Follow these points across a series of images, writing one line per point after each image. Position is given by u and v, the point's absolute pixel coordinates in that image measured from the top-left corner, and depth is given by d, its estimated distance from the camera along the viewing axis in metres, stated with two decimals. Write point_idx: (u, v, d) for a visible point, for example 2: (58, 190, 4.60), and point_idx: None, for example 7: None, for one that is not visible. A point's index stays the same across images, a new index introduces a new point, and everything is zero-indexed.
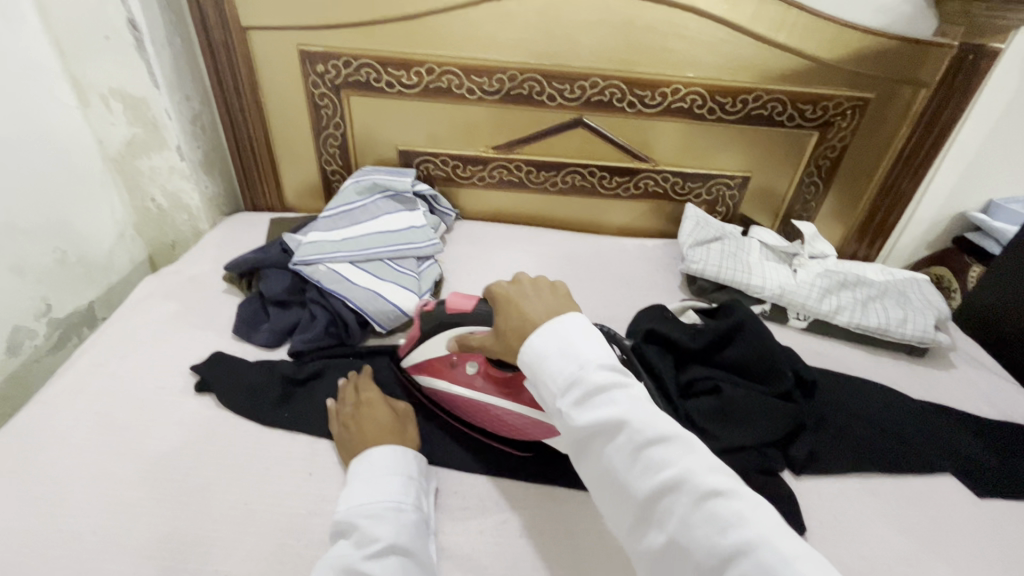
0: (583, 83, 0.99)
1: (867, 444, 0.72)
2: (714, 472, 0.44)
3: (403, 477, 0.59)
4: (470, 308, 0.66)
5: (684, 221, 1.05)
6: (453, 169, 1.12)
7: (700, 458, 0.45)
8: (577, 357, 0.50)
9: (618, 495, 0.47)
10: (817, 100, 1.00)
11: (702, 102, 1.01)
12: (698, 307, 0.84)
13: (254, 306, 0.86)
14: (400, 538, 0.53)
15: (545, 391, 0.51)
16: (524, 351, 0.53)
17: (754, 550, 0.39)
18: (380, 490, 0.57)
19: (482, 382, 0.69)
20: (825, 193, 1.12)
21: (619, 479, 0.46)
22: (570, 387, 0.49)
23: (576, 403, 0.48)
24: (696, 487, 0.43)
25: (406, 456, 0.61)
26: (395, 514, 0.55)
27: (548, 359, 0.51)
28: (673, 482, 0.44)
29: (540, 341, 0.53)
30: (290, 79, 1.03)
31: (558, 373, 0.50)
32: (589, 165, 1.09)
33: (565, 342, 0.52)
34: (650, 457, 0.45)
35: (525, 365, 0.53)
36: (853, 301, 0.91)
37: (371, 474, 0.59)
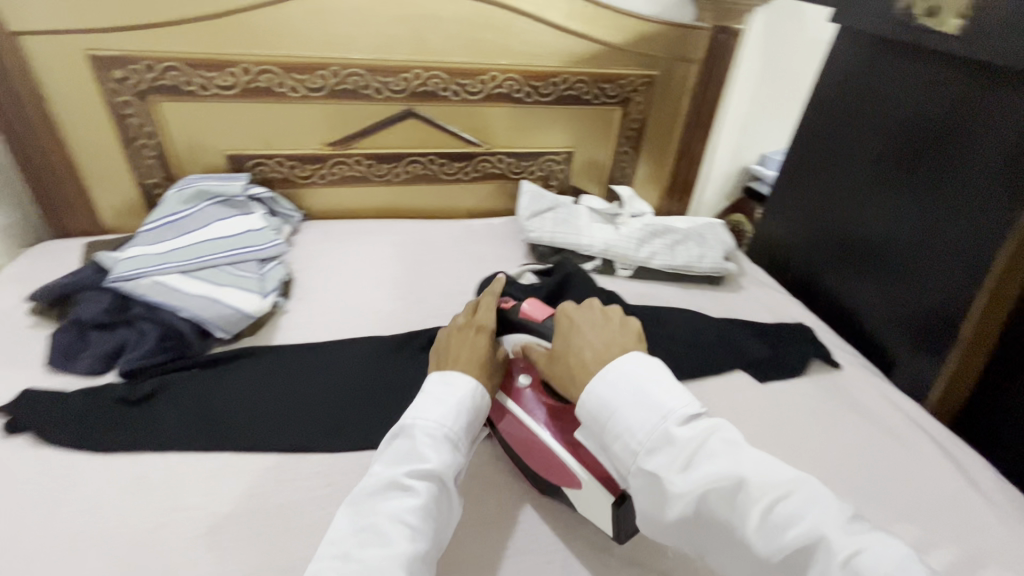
0: (406, 75, 1.04)
1: (677, 359, 0.86)
2: (842, 522, 0.44)
3: (465, 414, 0.59)
4: (538, 319, 0.68)
5: (521, 196, 1.14)
6: (290, 170, 1.10)
7: (821, 504, 0.45)
8: (655, 411, 0.51)
9: (734, 554, 0.46)
10: (613, 80, 1.15)
11: (518, 86, 1.11)
12: (534, 269, 0.93)
13: (71, 333, 0.78)
14: (445, 467, 0.54)
15: (631, 450, 0.51)
16: (594, 401, 0.54)
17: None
18: (446, 418, 0.58)
19: (530, 398, 0.66)
20: (638, 160, 1.28)
21: (736, 541, 0.45)
22: (659, 443, 0.49)
23: (674, 465, 0.48)
24: (832, 541, 0.42)
25: (478, 395, 0.61)
26: (446, 443, 0.56)
27: (622, 412, 0.52)
28: (806, 541, 0.43)
29: (611, 388, 0.54)
30: (83, 88, 0.94)
31: (640, 431, 0.50)
32: (427, 153, 1.14)
33: (640, 394, 0.52)
34: (773, 515, 0.44)
35: (594, 413, 0.54)
36: (663, 247, 1.07)
37: (438, 398, 0.59)
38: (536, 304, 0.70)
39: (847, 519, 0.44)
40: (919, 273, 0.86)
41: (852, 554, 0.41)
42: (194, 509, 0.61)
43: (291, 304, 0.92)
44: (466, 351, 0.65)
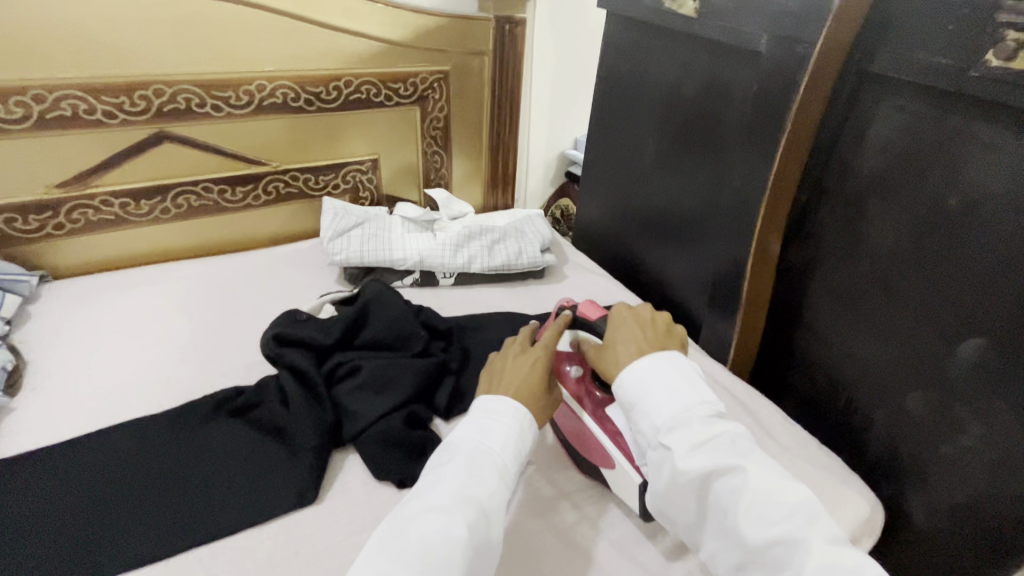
0: (143, 92, 0.87)
1: None
2: (829, 528, 0.47)
3: (513, 435, 0.54)
4: (595, 317, 0.66)
5: (322, 216, 1.04)
6: (8, 224, 0.87)
7: (813, 514, 0.47)
8: (680, 398, 0.53)
9: (724, 537, 0.49)
10: (404, 78, 1.07)
11: (294, 95, 0.98)
12: (333, 299, 0.83)
13: None
14: (489, 495, 0.49)
15: (649, 427, 0.54)
16: (632, 380, 0.56)
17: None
18: (489, 440, 0.53)
19: (579, 392, 0.66)
20: (451, 159, 1.23)
21: (728, 527, 0.48)
22: (675, 427, 0.52)
23: (687, 446, 0.51)
24: (814, 548, 0.45)
25: (521, 417, 0.56)
26: (493, 468, 0.51)
27: (651, 392, 0.54)
28: (792, 539, 0.46)
29: (648, 371, 0.56)
30: None
31: (666, 411, 0.53)
32: (198, 181, 0.98)
33: (669, 381, 0.55)
34: (765, 509, 0.47)
35: (629, 394, 0.56)
36: (481, 249, 1.03)
37: (480, 419, 0.55)
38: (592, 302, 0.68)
39: (834, 533, 0.47)
40: (708, 239, 0.91)
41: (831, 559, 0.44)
42: None
43: (18, 400, 0.72)
44: (519, 373, 0.60)
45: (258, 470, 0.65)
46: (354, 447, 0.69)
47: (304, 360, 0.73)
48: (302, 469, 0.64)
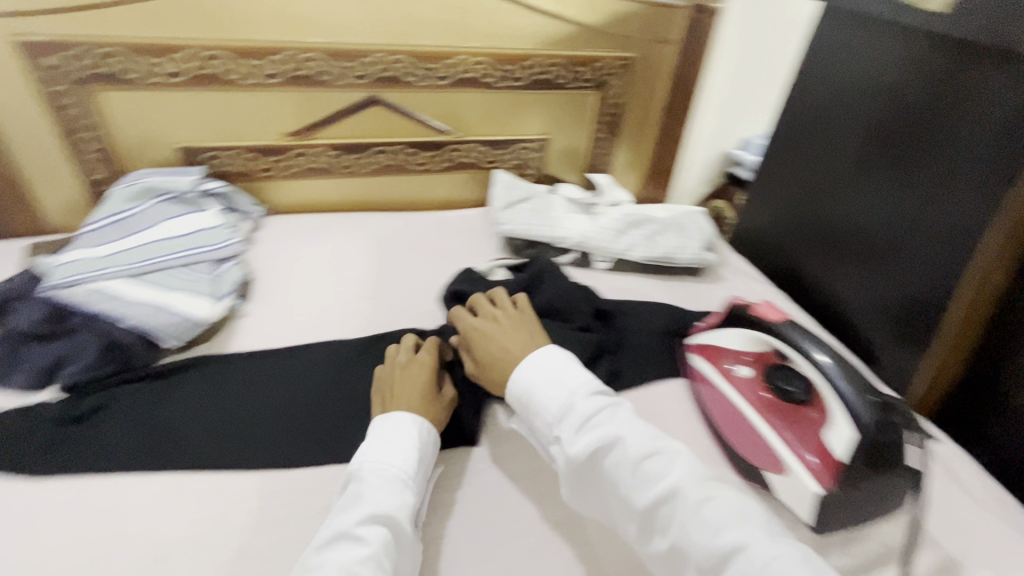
0: (367, 59, 0.98)
1: (652, 359, 0.83)
2: (703, 479, 0.52)
3: (416, 451, 0.60)
4: (772, 318, 0.68)
5: (493, 185, 1.10)
6: (248, 163, 1.04)
7: (686, 464, 0.53)
8: (567, 388, 0.61)
9: (621, 509, 0.54)
10: (589, 62, 1.09)
11: (488, 71, 1.05)
12: (507, 265, 0.89)
13: (4, 345, 0.72)
14: (397, 509, 0.53)
15: (539, 419, 0.61)
16: (518, 384, 0.63)
17: (744, 549, 0.46)
18: (394, 458, 0.58)
19: (746, 389, 0.71)
20: (615, 146, 1.24)
21: (622, 497, 0.53)
22: (566, 414, 0.59)
23: (573, 428, 0.57)
24: (686, 492, 0.50)
25: (422, 428, 0.62)
26: (397, 485, 0.56)
27: (539, 389, 0.62)
28: (670, 493, 0.51)
29: (527, 374, 0.63)
30: (11, 77, 0.87)
31: (553, 404, 0.60)
32: (394, 143, 1.08)
33: (551, 375, 0.62)
34: (647, 470, 0.52)
35: (517, 398, 0.63)
36: (643, 237, 1.04)
37: (383, 437, 0.60)
38: (766, 304, 0.71)
39: (708, 479, 0.52)
40: (900, 262, 0.84)
41: (704, 502, 0.49)
42: (141, 537, 0.57)
43: (249, 307, 0.86)
44: (405, 387, 0.66)
45: None
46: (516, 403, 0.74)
47: None
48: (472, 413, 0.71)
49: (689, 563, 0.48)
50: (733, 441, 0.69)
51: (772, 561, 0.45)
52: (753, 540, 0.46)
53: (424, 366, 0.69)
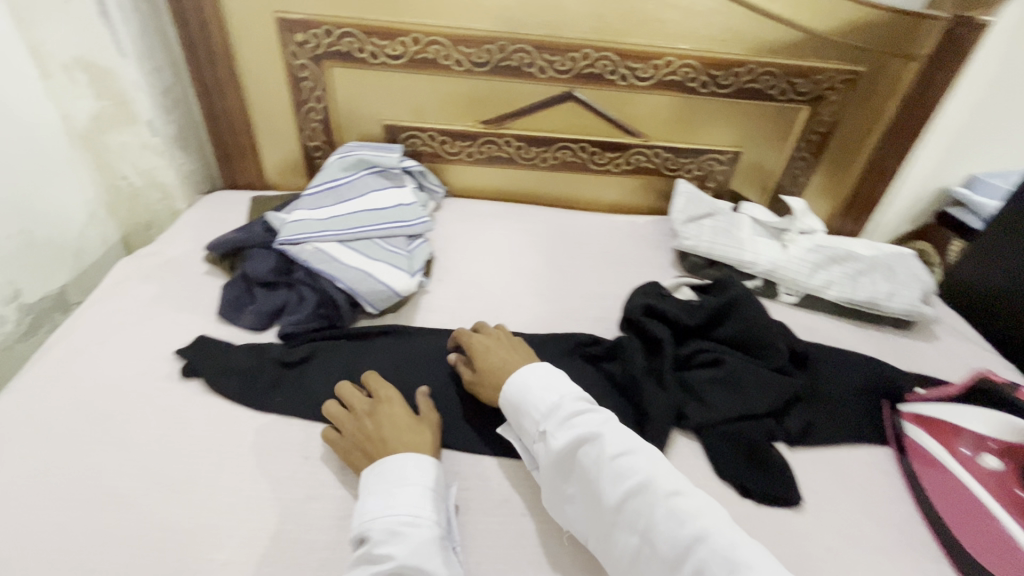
0: (574, 54, 0.96)
1: (854, 417, 0.73)
2: (674, 479, 0.55)
3: (420, 489, 0.57)
4: None
5: (675, 196, 1.04)
6: (441, 145, 1.09)
7: (661, 468, 0.55)
8: (557, 390, 0.63)
9: (593, 509, 0.55)
10: (809, 74, 0.99)
11: (694, 74, 0.99)
12: (692, 284, 0.86)
13: (239, 287, 0.83)
14: (413, 554, 0.51)
15: (524, 416, 0.63)
16: (508, 387, 0.66)
17: (708, 540, 0.48)
18: (389, 506, 0.55)
19: (994, 484, 0.64)
20: (814, 168, 1.12)
21: (594, 492, 0.55)
22: (552, 411, 0.61)
23: (555, 423, 0.60)
24: (658, 489, 0.53)
25: (425, 468, 0.59)
26: (409, 531, 0.53)
27: (532, 389, 0.64)
28: (643, 487, 0.53)
29: (520, 379, 0.66)
30: (266, 50, 0.97)
31: (541, 402, 0.62)
32: (579, 140, 1.07)
33: (543, 379, 0.65)
34: (623, 466, 0.55)
35: (510, 399, 0.65)
36: (843, 276, 0.93)
37: (387, 484, 0.57)
38: None
39: (679, 484, 0.54)
40: None
41: (672, 497, 0.52)
42: (342, 488, 0.62)
43: (432, 285, 0.90)
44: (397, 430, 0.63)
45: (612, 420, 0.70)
46: (696, 435, 0.69)
47: (665, 334, 0.75)
48: (656, 437, 0.66)
49: (655, 556, 0.50)
50: (957, 528, 0.62)
51: (744, 561, 0.47)
52: (717, 538, 0.49)
53: (394, 406, 0.66)
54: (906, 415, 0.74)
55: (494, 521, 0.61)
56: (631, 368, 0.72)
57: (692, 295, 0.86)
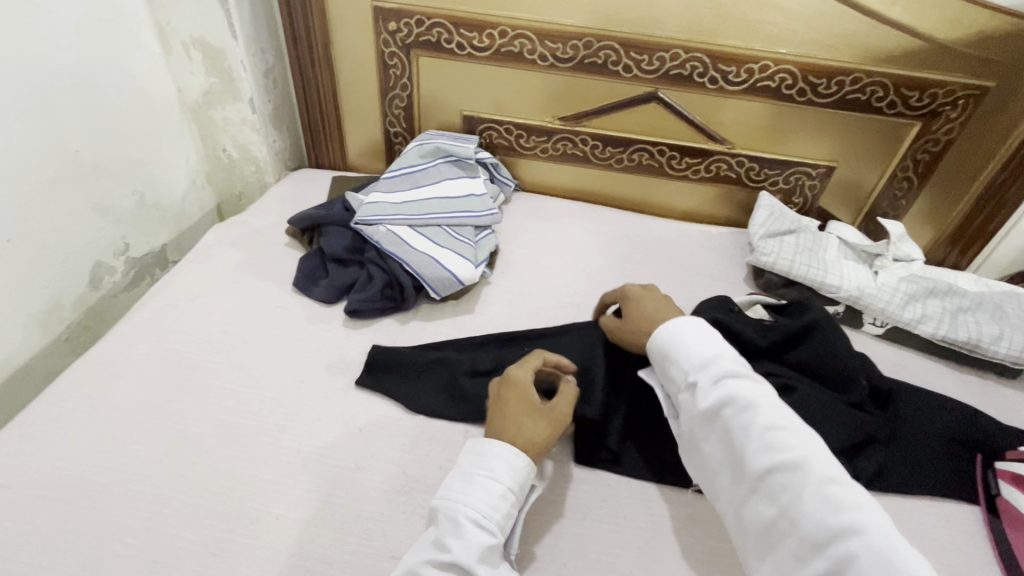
0: (663, 54, 0.93)
1: (939, 469, 0.67)
2: (833, 465, 0.50)
3: (500, 489, 0.55)
4: None
5: (757, 209, 0.98)
6: (516, 139, 1.09)
7: (820, 449, 0.51)
8: (712, 346, 0.61)
9: (736, 471, 0.54)
10: (925, 87, 0.90)
11: (792, 81, 0.93)
12: (766, 303, 0.82)
13: (314, 261, 0.87)
14: (477, 556, 0.50)
15: (673, 366, 0.63)
16: (660, 334, 0.65)
17: (862, 532, 0.44)
18: (469, 498, 0.54)
19: None
20: (919, 191, 1.01)
21: (740, 455, 0.54)
22: (703, 367, 0.60)
23: (705, 379, 0.59)
24: (811, 469, 0.49)
25: (518, 469, 0.56)
26: (477, 531, 0.52)
27: (684, 342, 0.62)
28: (793, 462, 0.50)
29: (676, 329, 0.64)
30: (361, 37, 1.01)
31: (695, 353, 0.61)
32: (658, 143, 1.04)
33: (700, 334, 0.63)
34: (774, 436, 0.52)
35: (660, 348, 0.64)
36: (941, 311, 0.84)
37: (473, 472, 0.56)
38: None
39: (836, 470, 0.49)
40: None
41: (826, 482, 0.48)
42: (389, 463, 0.64)
43: (494, 277, 0.91)
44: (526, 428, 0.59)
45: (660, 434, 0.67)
46: None
47: None
48: None
49: (794, 533, 0.48)
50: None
51: (901, 564, 0.42)
52: (873, 535, 0.44)
53: (518, 387, 0.63)
54: (1001, 474, 0.66)
55: (533, 518, 0.62)
56: None
57: (765, 315, 0.81)
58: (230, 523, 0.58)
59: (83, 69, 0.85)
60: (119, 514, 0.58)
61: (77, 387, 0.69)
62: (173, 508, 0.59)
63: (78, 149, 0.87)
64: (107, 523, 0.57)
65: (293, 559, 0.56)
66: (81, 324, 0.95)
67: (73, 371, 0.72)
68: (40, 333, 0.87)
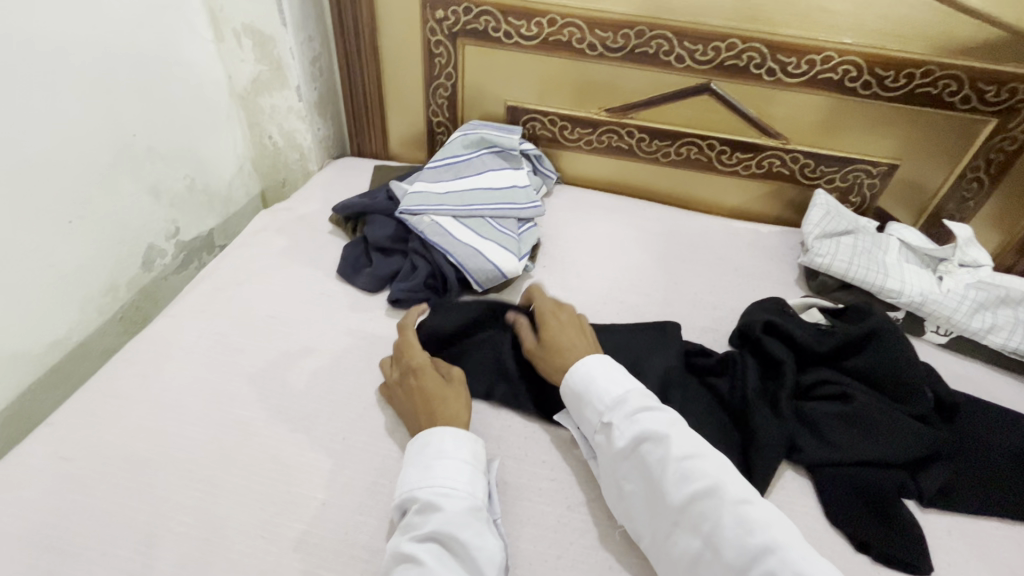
0: (718, 44, 0.90)
1: (1012, 489, 0.62)
2: (744, 488, 0.53)
3: (455, 462, 0.57)
4: None
5: (811, 208, 0.94)
6: (560, 130, 1.07)
7: (729, 474, 0.53)
8: (622, 384, 0.62)
9: (652, 506, 0.54)
10: (1004, 81, 0.84)
11: (856, 74, 0.88)
12: (822, 306, 0.78)
13: (358, 249, 0.87)
14: (448, 522, 0.53)
15: (587, 406, 0.62)
16: (571, 371, 0.65)
17: (779, 551, 0.47)
18: (425, 477, 0.57)
19: None
20: (990, 192, 0.95)
21: (657, 490, 0.54)
22: (617, 404, 0.60)
23: (619, 417, 0.59)
24: (725, 494, 0.51)
25: (459, 440, 0.59)
26: (444, 503, 0.54)
27: (597, 381, 0.63)
28: (709, 490, 0.51)
29: (585, 365, 0.64)
30: (407, 25, 1.01)
31: (607, 393, 0.61)
32: (708, 137, 1.00)
33: (610, 372, 0.64)
34: (690, 468, 0.53)
35: (570, 385, 0.64)
36: (1013, 321, 0.79)
37: (426, 458, 0.58)
38: None
39: (747, 491, 0.52)
40: None
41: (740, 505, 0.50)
42: None
43: (536, 271, 0.90)
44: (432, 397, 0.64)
45: (713, 440, 0.65)
46: (807, 471, 0.63)
47: (785, 356, 0.69)
48: (765, 467, 0.61)
49: (717, 564, 0.49)
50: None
51: None
52: (787, 550, 0.47)
53: (425, 371, 0.66)
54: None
55: (577, 518, 0.60)
56: (746, 389, 0.66)
57: (821, 319, 0.78)
58: (278, 506, 0.59)
59: (141, 55, 0.87)
60: (172, 493, 0.59)
61: (132, 366, 0.71)
62: (222, 489, 0.60)
63: (134, 135, 0.89)
64: (161, 500, 0.59)
65: (338, 545, 0.56)
66: (134, 304, 0.98)
67: (130, 350, 0.74)
68: (97, 313, 0.90)
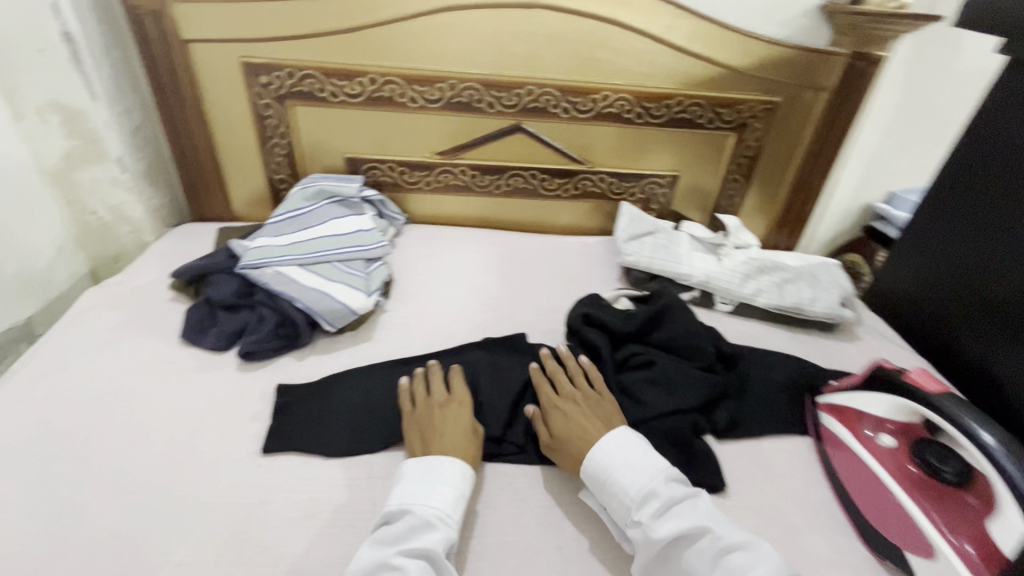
0: (519, 90, 1.05)
1: (781, 410, 0.79)
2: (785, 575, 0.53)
3: (455, 492, 0.61)
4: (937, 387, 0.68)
5: (619, 218, 1.12)
6: (400, 175, 1.16)
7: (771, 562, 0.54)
8: (645, 471, 0.62)
9: None
10: (732, 104, 1.09)
11: (630, 107, 1.08)
12: (630, 295, 0.94)
13: (203, 311, 0.87)
14: (440, 543, 0.56)
15: (613, 499, 0.61)
16: (591, 462, 0.64)
17: None
18: (426, 498, 0.60)
19: (894, 461, 0.69)
20: (747, 188, 1.21)
21: None
22: (646, 499, 0.59)
23: (651, 513, 0.58)
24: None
25: (466, 475, 0.64)
26: (439, 524, 0.58)
27: (620, 473, 0.62)
28: None
29: (605, 453, 0.64)
30: (234, 91, 1.04)
31: (631, 487, 0.60)
32: (529, 168, 1.16)
33: (627, 461, 0.63)
34: (731, 563, 0.54)
35: (593, 475, 0.63)
36: (770, 285, 1.01)
37: (427, 483, 0.62)
38: (921, 372, 0.70)
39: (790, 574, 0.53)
40: None
41: None
42: (292, 493, 0.66)
43: (389, 305, 0.96)
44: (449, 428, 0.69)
45: None
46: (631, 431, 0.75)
47: (601, 341, 0.82)
48: None
49: None
50: (860, 502, 0.67)
51: None
52: None
53: (464, 406, 0.72)
54: (821, 406, 0.79)
55: None
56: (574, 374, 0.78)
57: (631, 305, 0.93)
58: None
59: None
60: None
61: None
62: None
63: None
64: None
65: None
66: None
67: None
68: None
